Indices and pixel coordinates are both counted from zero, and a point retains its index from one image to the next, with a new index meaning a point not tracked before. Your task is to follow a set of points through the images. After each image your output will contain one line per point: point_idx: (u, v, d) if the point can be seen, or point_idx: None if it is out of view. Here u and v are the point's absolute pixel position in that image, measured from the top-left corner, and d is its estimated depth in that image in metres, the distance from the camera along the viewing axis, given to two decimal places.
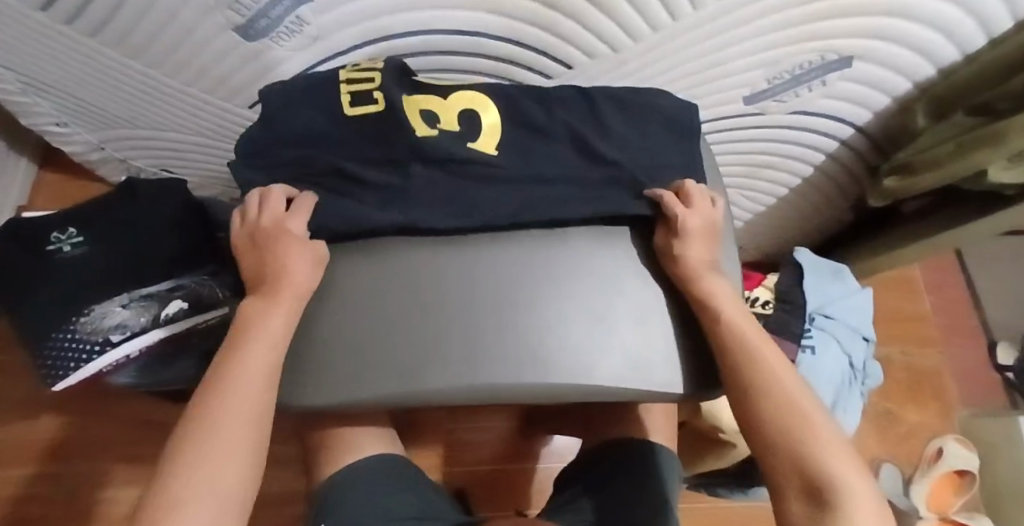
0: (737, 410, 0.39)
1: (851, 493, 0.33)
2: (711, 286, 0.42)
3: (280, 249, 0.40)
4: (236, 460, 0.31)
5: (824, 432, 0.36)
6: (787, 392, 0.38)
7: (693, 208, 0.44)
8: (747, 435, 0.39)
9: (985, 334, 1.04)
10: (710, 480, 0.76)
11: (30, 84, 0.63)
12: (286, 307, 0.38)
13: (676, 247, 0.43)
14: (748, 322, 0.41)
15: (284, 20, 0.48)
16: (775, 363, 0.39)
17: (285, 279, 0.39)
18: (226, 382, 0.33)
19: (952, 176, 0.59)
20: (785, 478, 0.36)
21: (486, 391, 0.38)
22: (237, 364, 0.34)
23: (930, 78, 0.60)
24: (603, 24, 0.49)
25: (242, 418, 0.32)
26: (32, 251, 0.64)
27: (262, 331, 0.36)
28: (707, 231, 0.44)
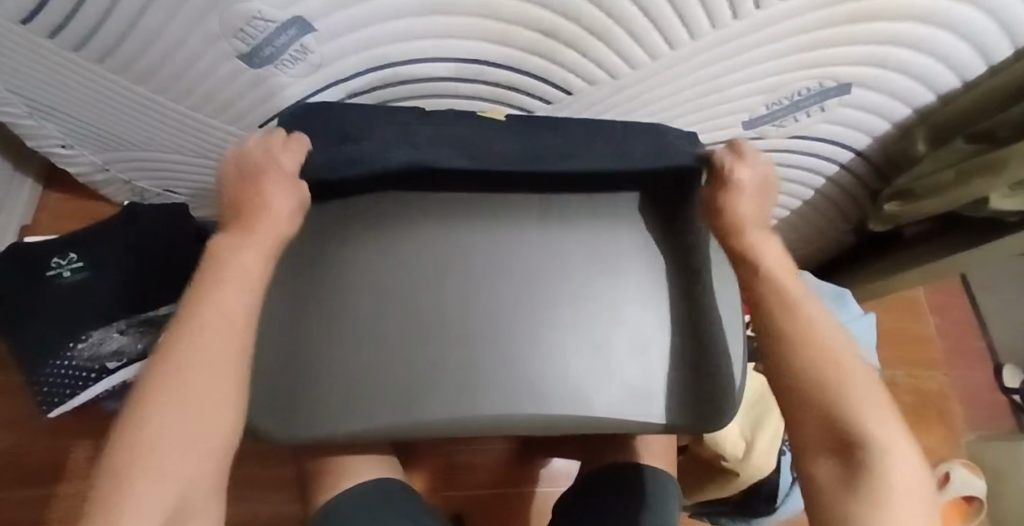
0: (772, 363, 0.36)
1: (891, 455, 0.32)
2: (764, 244, 0.38)
3: (262, 182, 0.37)
4: (215, 400, 0.30)
5: (868, 396, 0.34)
6: (835, 351, 0.35)
7: (746, 159, 0.39)
8: (779, 384, 0.36)
9: (991, 357, 1.03)
10: (715, 508, 0.73)
11: (37, 108, 0.64)
12: (263, 240, 0.35)
13: (724, 198, 0.39)
14: (795, 284, 0.38)
15: (288, 48, 0.49)
16: (822, 323, 0.36)
17: (264, 214, 0.36)
18: (201, 318, 0.31)
19: (955, 202, 0.59)
20: (812, 432, 0.34)
21: (486, 424, 0.39)
22: (212, 299, 0.32)
23: (930, 106, 0.60)
24: (604, 53, 0.50)
25: (212, 365, 0.30)
26: (31, 273, 0.65)
27: (239, 264, 0.33)
28: (760, 188, 0.39)
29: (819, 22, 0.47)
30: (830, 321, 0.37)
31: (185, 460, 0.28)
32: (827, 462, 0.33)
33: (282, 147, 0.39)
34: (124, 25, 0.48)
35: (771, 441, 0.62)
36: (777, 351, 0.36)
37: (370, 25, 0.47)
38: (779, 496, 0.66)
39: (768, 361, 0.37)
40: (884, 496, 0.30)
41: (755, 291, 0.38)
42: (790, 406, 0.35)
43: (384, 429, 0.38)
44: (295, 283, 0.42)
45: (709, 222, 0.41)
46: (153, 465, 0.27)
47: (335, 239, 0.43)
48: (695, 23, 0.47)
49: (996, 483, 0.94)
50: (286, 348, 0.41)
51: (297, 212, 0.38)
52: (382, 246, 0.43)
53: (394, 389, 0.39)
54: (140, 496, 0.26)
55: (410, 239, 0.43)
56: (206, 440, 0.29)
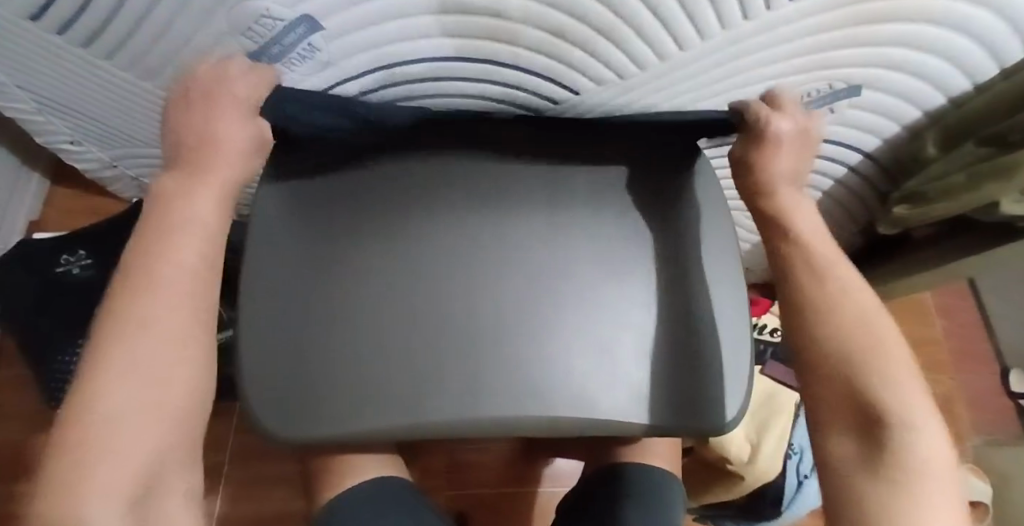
0: (801, 335, 0.34)
1: (920, 436, 0.29)
2: (792, 202, 0.38)
3: (218, 111, 0.34)
4: (182, 359, 0.29)
5: (902, 373, 0.31)
6: (867, 327, 0.33)
7: (783, 112, 0.39)
8: (807, 355, 0.33)
9: (997, 360, 1.02)
10: (719, 511, 0.73)
11: (44, 104, 0.64)
12: (214, 186, 0.33)
13: (761, 156, 0.39)
14: (825, 245, 0.36)
15: (297, 47, 0.49)
16: (859, 298, 0.34)
17: (212, 155, 0.33)
18: (151, 272, 0.29)
19: (966, 205, 0.59)
20: (838, 406, 0.32)
21: (487, 423, 0.39)
22: (163, 251, 0.30)
23: (943, 108, 0.59)
24: (612, 54, 0.50)
25: (174, 326, 0.29)
26: (44, 272, 0.71)
27: (188, 212, 0.31)
28: (800, 140, 0.38)
29: (829, 23, 0.47)
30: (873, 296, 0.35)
31: (152, 421, 0.26)
32: (847, 439, 0.30)
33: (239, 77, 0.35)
34: (132, 22, 0.48)
35: (777, 444, 0.63)
36: (799, 320, 0.34)
37: (379, 24, 0.47)
38: (785, 500, 0.66)
39: (795, 331, 0.35)
40: (912, 476, 0.28)
41: (780, 261, 0.36)
42: (816, 378, 0.33)
43: (385, 428, 0.38)
44: (290, 275, 0.42)
45: (743, 178, 0.40)
46: (114, 426, 0.25)
47: (332, 235, 0.43)
48: (703, 23, 0.46)
49: (1002, 488, 0.93)
50: (289, 344, 0.40)
51: (252, 148, 0.36)
52: (378, 239, 0.43)
53: (395, 382, 0.39)
54: (107, 459, 0.24)
55: (403, 234, 0.43)
56: (173, 403, 0.28)
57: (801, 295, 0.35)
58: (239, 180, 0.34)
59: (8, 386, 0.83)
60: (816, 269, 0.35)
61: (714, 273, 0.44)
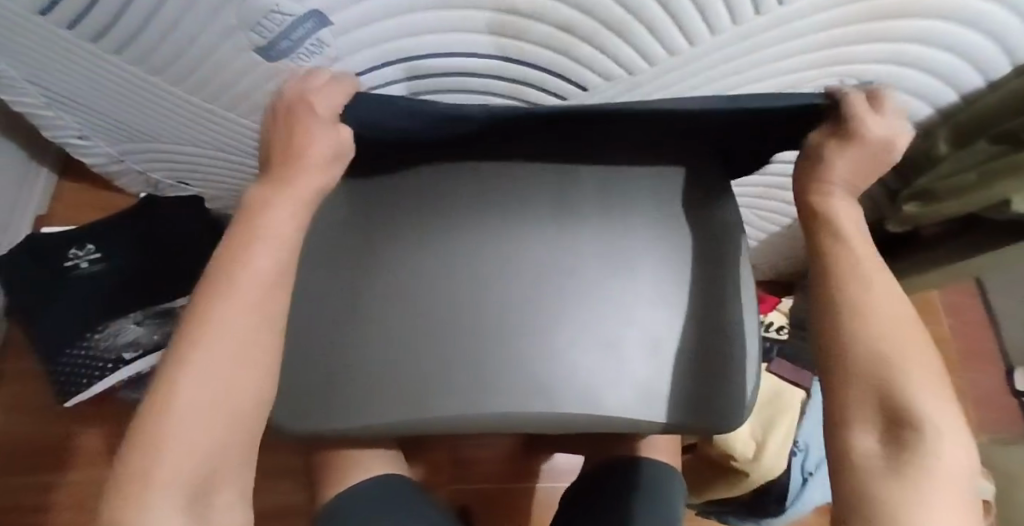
0: (824, 333, 0.34)
1: (941, 437, 0.29)
2: (843, 210, 0.36)
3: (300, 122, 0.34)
4: (252, 368, 0.29)
5: (925, 379, 0.31)
6: (897, 331, 0.32)
7: (878, 118, 0.35)
8: (829, 352, 0.33)
9: (1003, 359, 1.02)
10: (721, 508, 0.73)
11: (53, 98, 0.64)
12: (295, 196, 0.32)
13: (829, 150, 0.36)
14: (862, 246, 0.36)
15: (305, 41, 0.48)
16: (887, 299, 0.34)
17: (299, 167, 0.33)
18: (230, 278, 0.29)
19: (977, 205, 0.58)
20: (856, 405, 0.31)
21: (497, 421, 0.39)
22: (242, 260, 0.30)
23: (954, 104, 0.59)
24: (622, 49, 0.49)
25: (246, 333, 0.29)
26: (53, 265, 0.72)
27: (270, 220, 0.31)
28: (875, 154, 0.36)
29: (842, 19, 0.46)
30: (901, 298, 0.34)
31: (219, 430, 0.27)
32: (868, 436, 0.30)
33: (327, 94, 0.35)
34: (141, 17, 0.48)
35: (783, 442, 0.62)
36: (834, 313, 0.34)
37: (389, 18, 0.46)
38: (790, 497, 0.66)
39: (823, 328, 0.34)
40: (931, 475, 0.28)
41: (822, 258, 0.36)
42: (837, 376, 0.32)
43: (394, 423, 0.38)
44: (321, 270, 0.43)
45: (802, 167, 0.38)
46: (180, 432, 0.26)
47: (359, 231, 0.43)
48: (715, 18, 0.46)
49: None
50: (310, 338, 0.41)
51: (340, 154, 0.35)
52: (403, 241, 0.43)
53: (408, 380, 0.39)
54: (169, 455, 0.25)
55: (436, 234, 0.43)
56: (240, 412, 0.28)
57: (835, 291, 0.34)
58: (318, 190, 0.34)
59: (16, 378, 0.83)
60: (849, 267, 0.35)
61: (729, 273, 0.44)
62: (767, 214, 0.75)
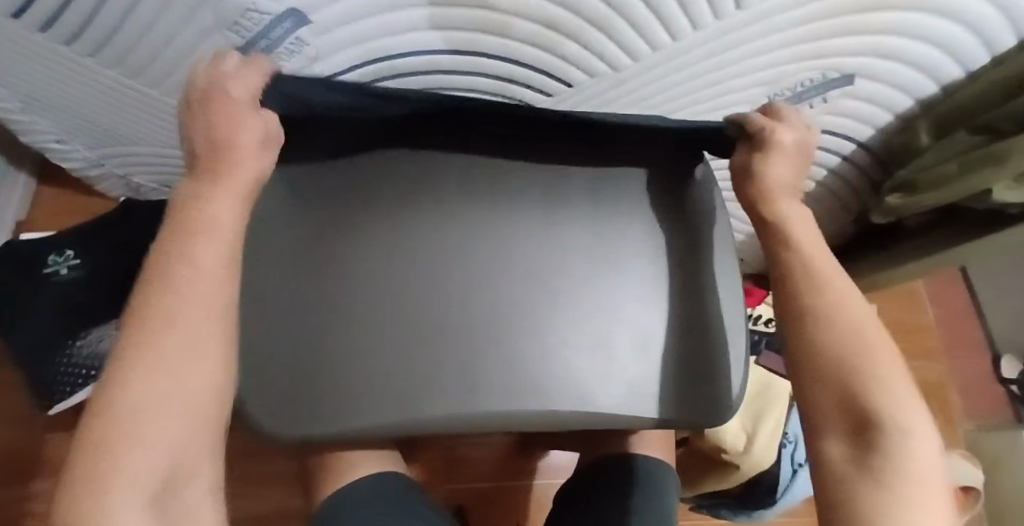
0: (788, 343, 0.34)
1: (910, 441, 0.30)
2: (793, 212, 0.37)
3: (220, 109, 0.32)
4: (201, 365, 0.28)
5: (892, 380, 0.32)
6: (861, 333, 0.33)
7: (785, 123, 0.37)
8: (793, 363, 0.34)
9: (989, 347, 1.03)
10: (715, 501, 0.73)
11: (28, 103, 0.63)
12: (230, 188, 0.32)
13: (761, 164, 0.37)
14: (816, 250, 0.36)
15: (284, 41, 0.48)
16: (850, 299, 0.34)
17: (231, 159, 0.32)
18: (170, 279, 0.28)
19: (956, 195, 0.58)
20: (825, 413, 0.32)
21: (487, 419, 0.39)
22: (179, 261, 0.29)
23: (933, 96, 0.59)
24: (605, 45, 0.49)
25: (190, 333, 0.28)
26: (31, 272, 0.71)
27: (205, 215, 0.30)
28: (798, 152, 0.37)
29: (821, 13, 0.47)
30: (858, 296, 0.35)
31: (183, 422, 0.27)
32: (839, 443, 0.31)
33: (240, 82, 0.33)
34: (116, 19, 0.47)
35: (772, 435, 0.63)
36: (798, 320, 0.34)
37: (368, 17, 0.46)
38: (780, 489, 0.66)
39: (789, 338, 0.34)
40: (898, 481, 0.28)
41: (779, 267, 0.36)
42: (800, 383, 0.33)
43: (382, 424, 0.38)
44: (293, 270, 0.42)
45: (742, 188, 0.38)
46: (142, 434, 0.25)
47: (325, 232, 0.43)
48: (696, 13, 0.46)
49: (993, 473, 0.95)
50: (287, 341, 0.40)
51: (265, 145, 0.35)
52: (380, 242, 0.42)
53: (395, 384, 0.39)
54: (121, 462, 0.24)
55: (414, 233, 0.43)
56: (196, 409, 0.27)
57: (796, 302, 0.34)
58: (253, 184, 0.34)
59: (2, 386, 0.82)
60: (807, 273, 0.35)
61: (706, 268, 0.44)
62: None
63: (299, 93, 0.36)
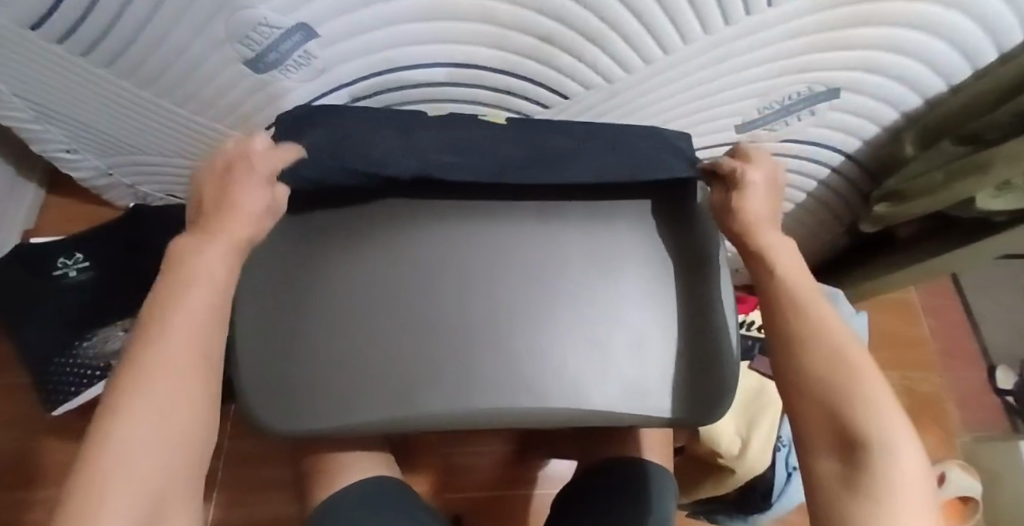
0: (776, 364, 0.37)
1: (892, 452, 0.30)
2: (773, 241, 0.40)
3: (236, 179, 0.37)
4: (193, 400, 0.29)
5: (877, 394, 0.33)
6: (845, 351, 0.35)
7: (753, 162, 0.42)
8: (782, 385, 0.36)
9: (984, 358, 1.04)
10: (709, 507, 0.74)
11: (41, 112, 0.65)
12: (228, 241, 0.34)
13: (737, 200, 0.42)
14: (793, 269, 0.39)
15: (292, 54, 0.50)
16: (831, 320, 0.36)
17: (232, 217, 0.35)
18: (167, 320, 0.30)
19: (944, 202, 0.60)
20: (816, 429, 0.33)
21: (482, 415, 0.39)
22: (178, 303, 0.31)
23: (919, 108, 0.61)
24: (599, 58, 0.51)
25: (187, 367, 0.29)
26: (40, 274, 0.72)
27: (205, 264, 0.33)
28: (770, 187, 0.42)
29: (804, 28, 0.49)
30: (842, 322, 0.37)
31: (175, 436, 0.27)
32: (830, 458, 0.31)
33: (266, 157, 0.38)
34: (132, 29, 0.49)
35: (767, 439, 0.62)
36: (787, 344, 0.36)
37: (372, 30, 0.48)
38: (774, 494, 0.66)
39: (780, 363, 0.36)
40: (884, 490, 0.28)
41: (768, 296, 0.39)
42: (796, 408, 0.34)
43: (379, 422, 0.39)
44: (293, 275, 0.43)
45: (724, 224, 0.43)
46: (136, 465, 0.25)
47: (318, 242, 0.44)
48: (687, 26, 0.48)
49: (991, 484, 0.95)
50: (282, 342, 0.41)
51: (269, 207, 0.38)
52: (376, 251, 0.44)
53: (391, 384, 0.40)
54: (118, 489, 0.24)
55: (410, 241, 0.44)
56: (186, 440, 0.28)
57: (783, 326, 0.37)
58: (250, 240, 0.36)
59: (3, 390, 0.82)
60: (790, 302, 0.37)
61: (704, 272, 0.45)
62: None
63: (321, 176, 0.42)
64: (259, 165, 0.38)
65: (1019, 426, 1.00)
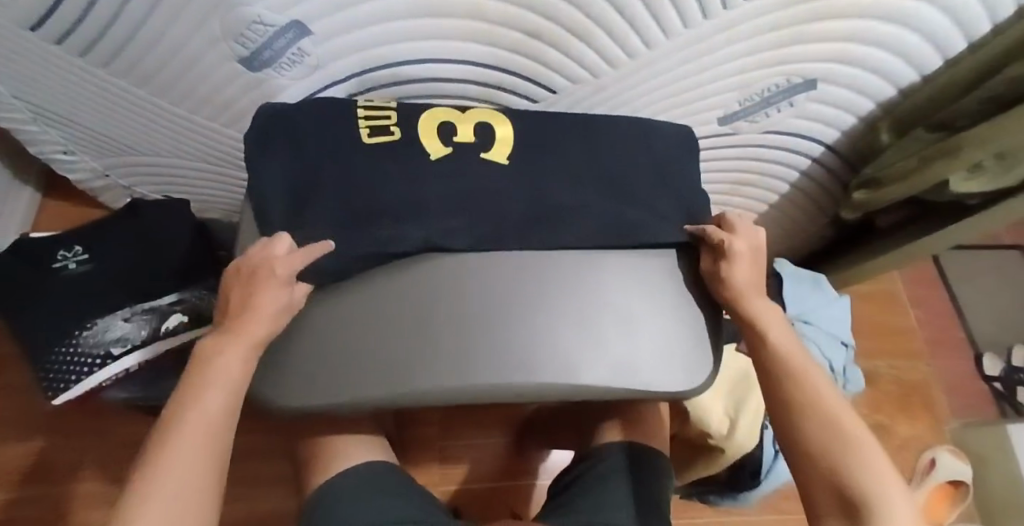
0: (779, 433, 0.39)
1: (890, 513, 0.33)
2: (759, 309, 0.43)
3: (258, 282, 0.37)
4: (194, 506, 0.29)
5: (874, 456, 0.35)
6: (838, 415, 0.38)
7: (739, 234, 0.45)
8: (786, 452, 0.39)
9: (971, 346, 1.07)
10: (702, 488, 0.76)
11: (40, 113, 0.66)
12: (246, 341, 0.35)
13: (724, 270, 0.45)
14: (779, 333, 0.42)
15: (286, 51, 0.52)
16: (822, 385, 0.39)
17: (252, 318, 0.36)
18: (181, 420, 0.31)
19: (912, 189, 0.63)
20: (822, 496, 0.36)
21: (471, 393, 0.39)
22: (194, 401, 0.32)
23: (892, 99, 0.63)
24: (584, 52, 0.53)
25: (191, 470, 0.30)
26: (37, 267, 0.64)
27: (221, 365, 0.34)
28: (755, 256, 0.45)
29: (781, 20, 0.51)
30: (833, 385, 0.40)
31: None
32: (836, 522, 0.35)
33: (288, 261, 0.38)
34: (130, 28, 0.50)
35: (753, 420, 0.63)
36: (787, 412, 0.39)
37: (366, 26, 0.49)
38: (763, 471, 0.68)
39: (780, 431, 0.40)
40: None
41: (766, 364, 0.42)
42: (800, 476, 0.37)
43: (368, 398, 0.39)
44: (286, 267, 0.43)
45: (712, 289, 0.47)
46: None
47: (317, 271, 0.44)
48: (668, 21, 0.50)
49: (980, 468, 0.96)
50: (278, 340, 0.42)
51: (287, 309, 0.39)
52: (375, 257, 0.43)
53: (385, 364, 0.40)
54: None
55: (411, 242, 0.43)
56: None
57: (778, 391, 0.40)
58: (268, 340, 0.37)
59: None
60: (784, 366, 0.40)
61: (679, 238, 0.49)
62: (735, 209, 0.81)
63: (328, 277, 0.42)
64: (280, 270, 0.38)
65: (1006, 412, 1.02)
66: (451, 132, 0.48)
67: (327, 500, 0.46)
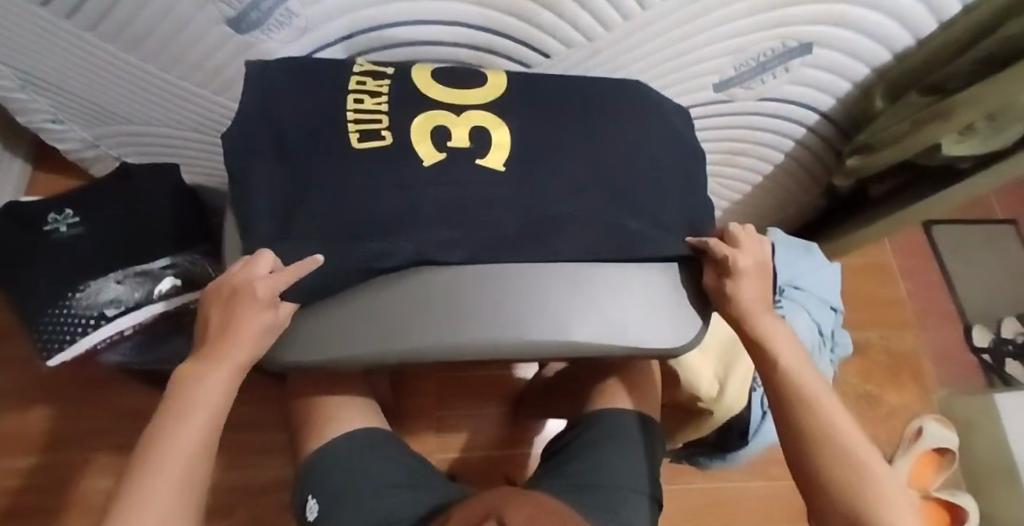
0: (790, 449, 0.43)
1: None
2: (763, 326, 0.45)
3: (241, 305, 0.36)
4: None
5: (879, 474, 0.39)
6: (844, 436, 0.41)
7: (743, 249, 0.45)
8: (796, 468, 0.43)
9: (961, 318, 1.08)
10: (691, 450, 0.77)
11: (28, 80, 0.65)
12: (227, 368, 0.35)
13: (730, 287, 0.45)
14: (785, 354, 0.44)
15: (273, 12, 0.51)
16: (829, 405, 0.42)
17: (231, 343, 0.35)
18: (158, 455, 0.31)
19: (905, 153, 0.63)
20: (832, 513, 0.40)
21: (463, 349, 0.38)
22: (171, 436, 0.32)
23: (887, 64, 0.63)
24: (577, 13, 0.53)
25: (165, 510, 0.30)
26: (29, 231, 0.64)
27: (200, 394, 0.34)
28: (761, 272, 0.46)
29: None
30: (838, 401, 0.43)
31: None
32: None
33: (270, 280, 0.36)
34: None
35: (742, 381, 0.64)
36: (796, 433, 0.42)
37: None
38: (751, 431, 0.69)
39: (789, 446, 0.43)
40: None
41: (774, 382, 0.44)
42: (811, 492, 0.41)
43: (361, 355, 0.39)
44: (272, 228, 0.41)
45: (715, 303, 0.47)
46: None
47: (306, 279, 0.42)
48: None
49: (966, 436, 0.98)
50: None
51: (273, 329, 0.38)
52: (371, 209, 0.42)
53: (383, 326, 0.39)
54: None
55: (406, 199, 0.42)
56: None
57: (789, 411, 0.43)
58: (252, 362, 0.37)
59: None
60: (791, 385, 0.43)
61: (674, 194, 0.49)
62: (728, 181, 0.81)
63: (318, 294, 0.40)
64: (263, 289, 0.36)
65: (993, 382, 1.04)
66: (445, 137, 0.45)
67: (317, 463, 0.47)
